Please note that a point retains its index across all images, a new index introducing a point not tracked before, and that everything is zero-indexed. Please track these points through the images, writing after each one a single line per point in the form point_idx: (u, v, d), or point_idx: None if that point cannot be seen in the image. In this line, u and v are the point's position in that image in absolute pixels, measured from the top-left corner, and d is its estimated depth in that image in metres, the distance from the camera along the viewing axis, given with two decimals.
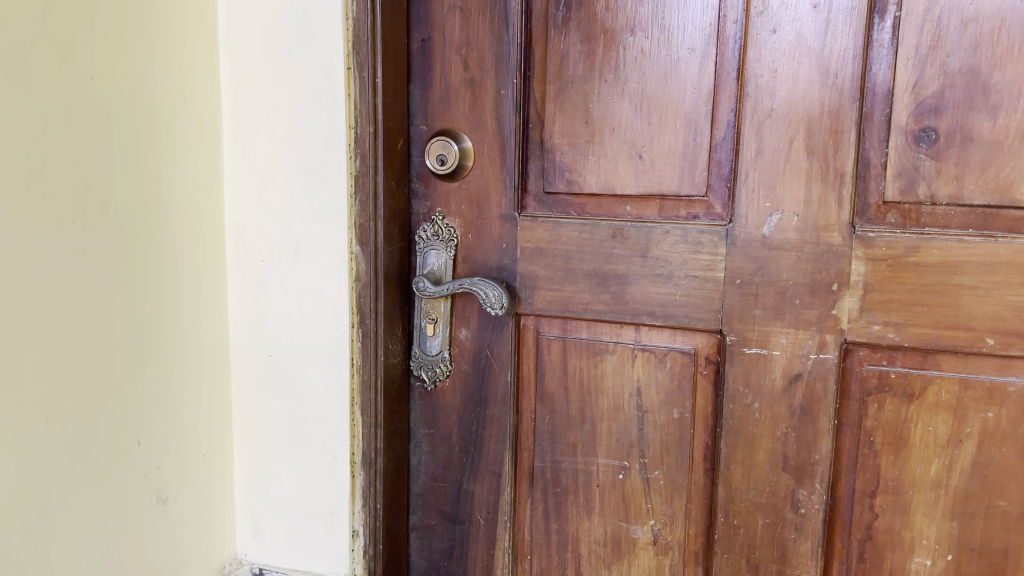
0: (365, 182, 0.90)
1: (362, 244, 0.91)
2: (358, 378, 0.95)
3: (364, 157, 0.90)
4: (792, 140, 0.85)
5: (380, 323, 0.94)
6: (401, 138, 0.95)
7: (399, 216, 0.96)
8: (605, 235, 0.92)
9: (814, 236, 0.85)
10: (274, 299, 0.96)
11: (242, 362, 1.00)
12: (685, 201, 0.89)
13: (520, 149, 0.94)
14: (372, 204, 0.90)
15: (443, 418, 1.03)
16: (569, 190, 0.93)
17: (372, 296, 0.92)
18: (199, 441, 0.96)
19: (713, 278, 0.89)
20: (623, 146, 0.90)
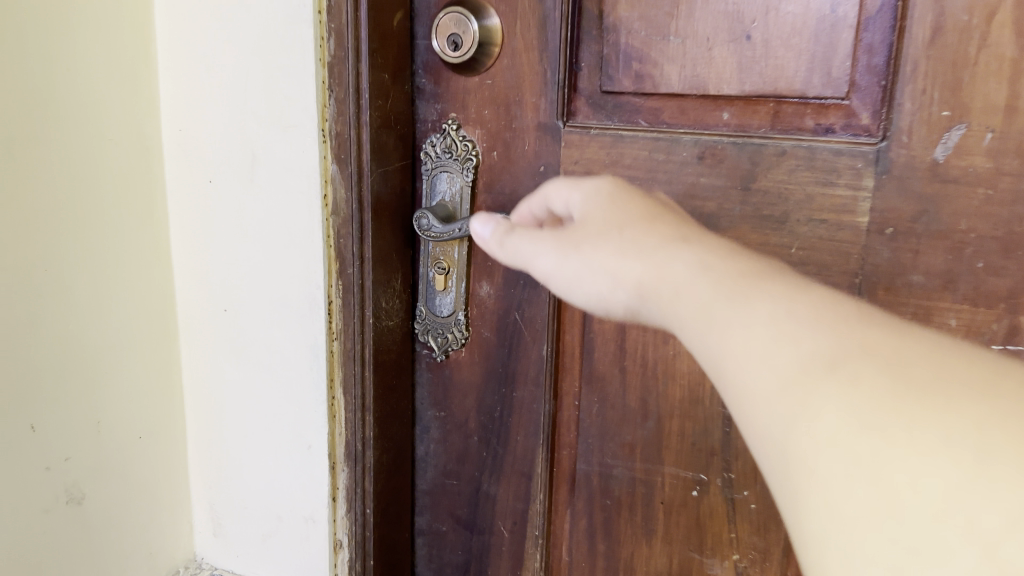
0: (343, 71, 0.63)
1: (340, 161, 0.64)
2: (338, 346, 0.69)
3: (341, 35, 0.62)
4: (993, 9, 0.52)
5: (368, 273, 0.67)
6: (398, 10, 0.66)
7: (396, 124, 0.68)
8: (688, 157, 0.63)
9: (1018, 165, 0.54)
10: (227, 235, 0.70)
11: (191, 317, 0.75)
12: (814, 105, 0.59)
13: (569, 27, 0.64)
14: (354, 104, 0.63)
15: (457, 399, 0.77)
16: (638, 89, 0.64)
17: (355, 237, 0.66)
18: (126, 421, 0.73)
19: (850, 226, 0.59)
20: (722, 22, 0.60)
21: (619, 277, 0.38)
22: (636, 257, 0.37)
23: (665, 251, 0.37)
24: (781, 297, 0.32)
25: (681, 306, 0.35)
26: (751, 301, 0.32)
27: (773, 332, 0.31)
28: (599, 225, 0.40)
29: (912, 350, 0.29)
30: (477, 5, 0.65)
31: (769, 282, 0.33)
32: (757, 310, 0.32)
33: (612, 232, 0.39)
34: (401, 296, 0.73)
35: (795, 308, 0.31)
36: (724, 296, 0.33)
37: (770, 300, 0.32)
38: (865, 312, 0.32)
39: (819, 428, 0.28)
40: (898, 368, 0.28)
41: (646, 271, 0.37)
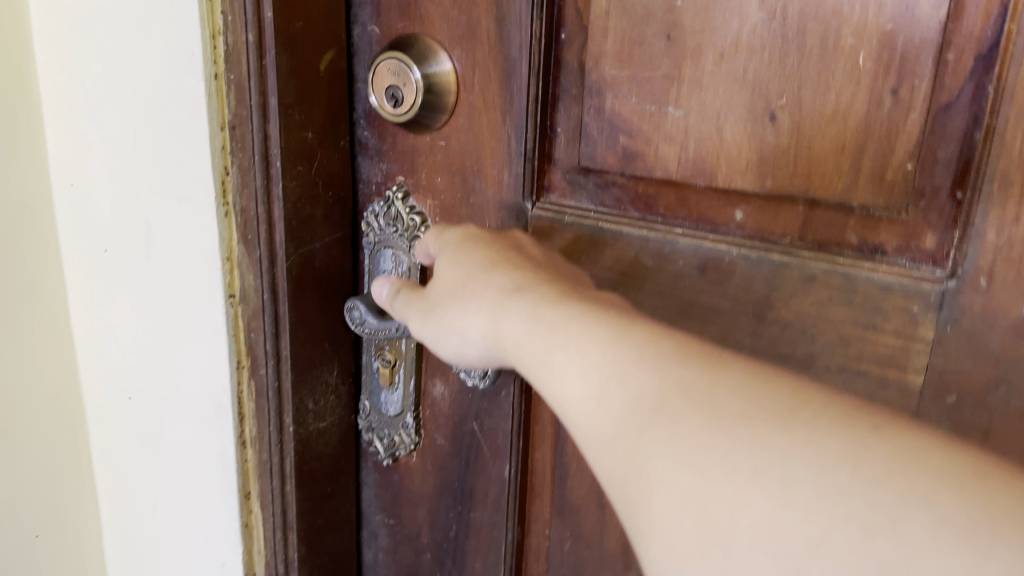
0: (245, 133, 0.49)
1: (246, 243, 0.52)
2: (253, 456, 0.58)
3: (241, 88, 0.48)
4: None
5: (286, 376, 0.55)
6: (329, 48, 0.52)
7: (329, 190, 0.55)
8: (685, 266, 0.47)
9: None
10: (129, 314, 0.58)
11: (96, 400, 0.63)
12: (858, 216, 0.43)
13: (541, 83, 0.49)
14: (261, 173, 0.50)
15: (407, 509, 0.64)
16: (625, 170, 0.48)
17: (268, 333, 0.54)
18: (12, 520, 0.61)
19: (896, 384, 0.43)
20: (738, 93, 0.44)
21: (473, 332, 0.41)
22: (479, 315, 0.40)
23: (498, 292, 0.40)
24: (606, 337, 0.33)
25: (521, 349, 0.37)
26: (575, 338, 0.34)
27: (606, 377, 0.32)
28: (455, 288, 0.42)
29: (743, 400, 0.28)
30: (417, 48, 0.51)
31: (589, 314, 0.35)
32: (589, 352, 0.33)
33: (462, 294, 0.42)
34: (338, 392, 0.60)
35: (619, 350, 0.33)
36: (541, 326, 0.36)
37: (598, 341, 0.33)
38: (699, 353, 0.31)
39: (658, 472, 0.29)
40: (679, 373, 0.31)
41: (492, 327, 0.39)
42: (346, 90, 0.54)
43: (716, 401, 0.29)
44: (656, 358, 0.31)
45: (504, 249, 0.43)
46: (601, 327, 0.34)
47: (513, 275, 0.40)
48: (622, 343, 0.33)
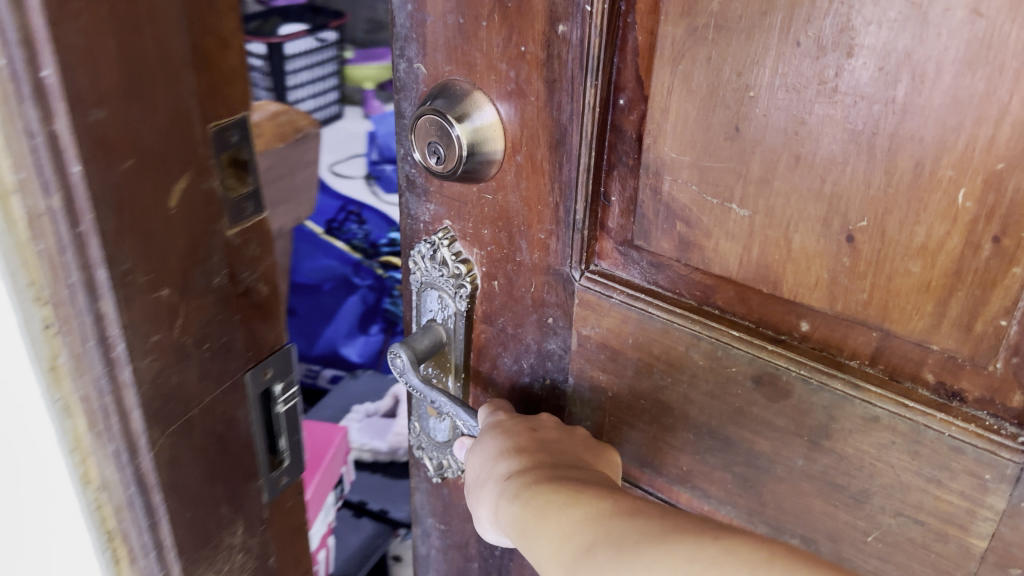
0: (68, 319, 0.42)
1: (94, 434, 0.46)
2: None
3: (52, 270, 0.40)
4: None
5: (171, 558, 0.51)
6: (179, 175, 0.43)
7: (203, 345, 0.48)
8: (738, 373, 0.43)
9: None
10: None
11: None
12: (937, 358, 0.38)
13: (597, 151, 0.44)
14: (101, 361, 0.43)
15: (456, 521, 0.63)
16: (681, 257, 0.44)
17: (138, 525, 0.49)
18: None
19: (955, 542, 0.39)
20: (813, 204, 0.38)
21: (489, 519, 0.44)
22: (487, 503, 0.44)
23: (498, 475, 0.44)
24: (563, 503, 0.38)
25: (514, 532, 0.40)
26: (543, 512, 0.38)
27: (560, 534, 0.37)
28: (477, 470, 0.46)
29: (636, 531, 0.34)
30: (461, 100, 0.46)
31: (555, 488, 0.40)
32: (548, 522, 0.38)
33: (480, 477, 0.45)
34: (248, 546, 0.57)
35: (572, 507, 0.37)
36: (519, 505, 0.40)
37: (557, 508, 0.38)
38: (624, 502, 0.36)
39: None
40: (597, 515, 0.36)
41: (497, 517, 0.43)
42: (212, 217, 0.46)
43: (623, 521, 0.35)
44: (595, 512, 0.36)
45: (515, 422, 0.47)
46: (561, 497, 0.38)
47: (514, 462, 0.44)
48: (575, 505, 0.37)
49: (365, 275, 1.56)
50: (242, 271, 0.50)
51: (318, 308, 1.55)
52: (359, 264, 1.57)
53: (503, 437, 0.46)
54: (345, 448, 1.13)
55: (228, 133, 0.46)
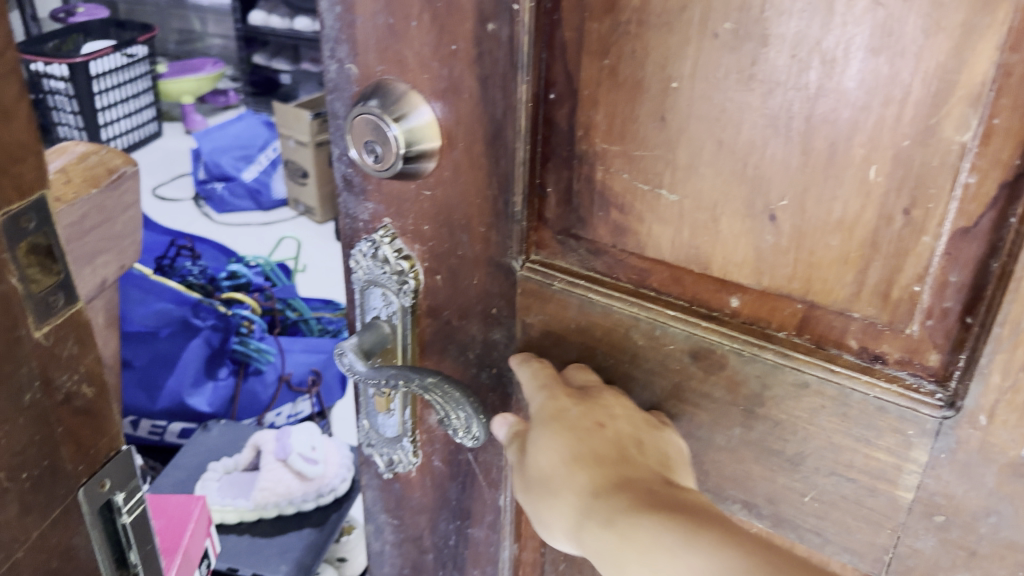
0: None
1: None
2: None
3: None
4: None
5: None
6: None
7: (20, 476, 0.46)
8: (676, 350, 0.45)
9: None
10: None
11: None
12: (860, 325, 0.40)
13: (531, 145, 0.45)
14: None
15: (409, 514, 0.64)
16: (617, 243, 0.45)
17: None
18: None
19: (885, 495, 0.42)
20: (737, 186, 0.40)
21: (567, 525, 0.45)
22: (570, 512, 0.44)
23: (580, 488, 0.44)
24: (679, 541, 0.39)
25: (607, 557, 0.42)
26: (649, 550, 0.39)
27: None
28: (543, 467, 0.46)
29: None
30: (395, 98, 0.47)
31: (657, 518, 0.40)
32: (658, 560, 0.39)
33: (551, 482, 0.45)
34: None
35: (690, 546, 0.38)
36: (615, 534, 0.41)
37: (670, 549, 0.39)
38: (757, 545, 0.37)
39: None
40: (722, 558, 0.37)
41: (581, 530, 0.44)
42: (15, 322, 0.43)
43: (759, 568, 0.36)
44: (721, 558, 0.37)
45: (576, 418, 0.45)
46: (671, 533, 0.39)
47: (595, 477, 0.44)
48: (692, 546, 0.38)
49: (204, 316, 1.54)
50: (59, 377, 0.47)
51: (156, 359, 1.49)
52: (195, 304, 1.53)
53: (576, 437, 0.45)
54: (207, 518, 1.02)
55: (24, 221, 0.43)
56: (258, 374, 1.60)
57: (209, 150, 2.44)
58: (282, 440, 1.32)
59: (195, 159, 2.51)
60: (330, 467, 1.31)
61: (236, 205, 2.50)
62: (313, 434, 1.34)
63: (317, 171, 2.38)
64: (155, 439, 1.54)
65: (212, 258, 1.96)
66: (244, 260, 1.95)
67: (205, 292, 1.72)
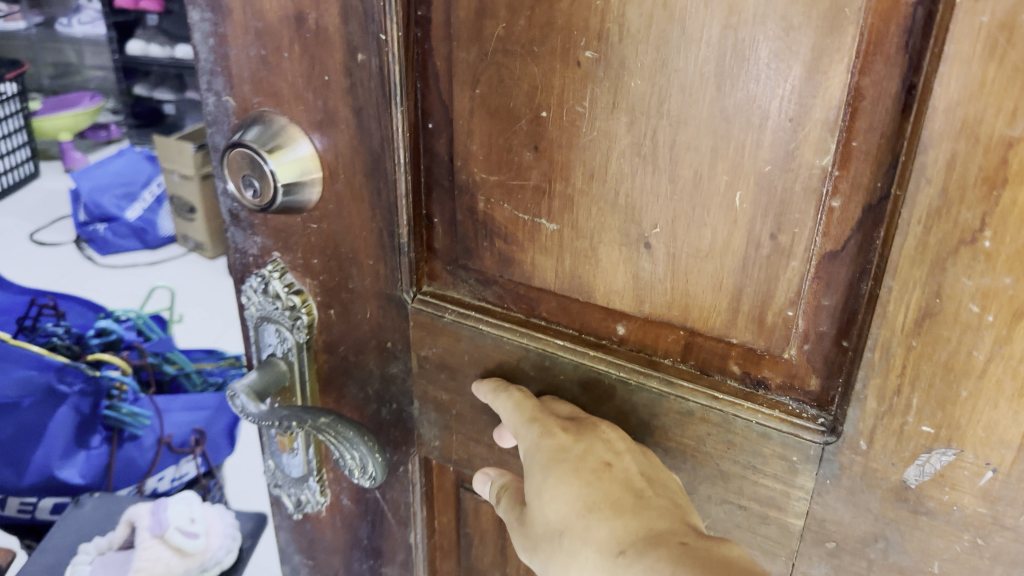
0: None
1: None
2: None
3: None
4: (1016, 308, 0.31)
5: None
6: None
7: None
8: (567, 380, 0.44)
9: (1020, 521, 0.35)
10: None
11: None
12: (741, 350, 0.40)
13: (413, 176, 0.44)
14: None
15: (323, 554, 0.62)
16: (504, 273, 0.44)
17: None
18: None
19: (776, 522, 0.41)
20: (611, 214, 0.39)
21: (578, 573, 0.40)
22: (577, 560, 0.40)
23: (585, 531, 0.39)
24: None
25: None
26: None
27: None
28: (550, 519, 0.41)
29: None
30: (272, 130, 0.45)
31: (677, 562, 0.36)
32: None
33: (562, 538, 0.40)
34: None
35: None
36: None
37: None
38: None
39: None
40: None
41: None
42: None
43: None
44: None
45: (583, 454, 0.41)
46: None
47: (616, 528, 0.39)
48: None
49: (70, 380, 1.22)
50: None
51: (18, 432, 1.20)
52: (61, 368, 1.20)
53: (584, 482, 0.41)
54: None
55: None
56: (136, 439, 1.30)
57: (88, 188, 2.16)
58: (159, 512, 1.09)
59: (75, 200, 2.25)
60: (213, 536, 1.12)
61: (122, 246, 2.26)
62: (191, 504, 1.14)
63: (205, 206, 2.20)
64: (27, 517, 1.29)
65: (79, 315, 1.62)
66: (111, 314, 1.64)
67: (70, 353, 1.42)
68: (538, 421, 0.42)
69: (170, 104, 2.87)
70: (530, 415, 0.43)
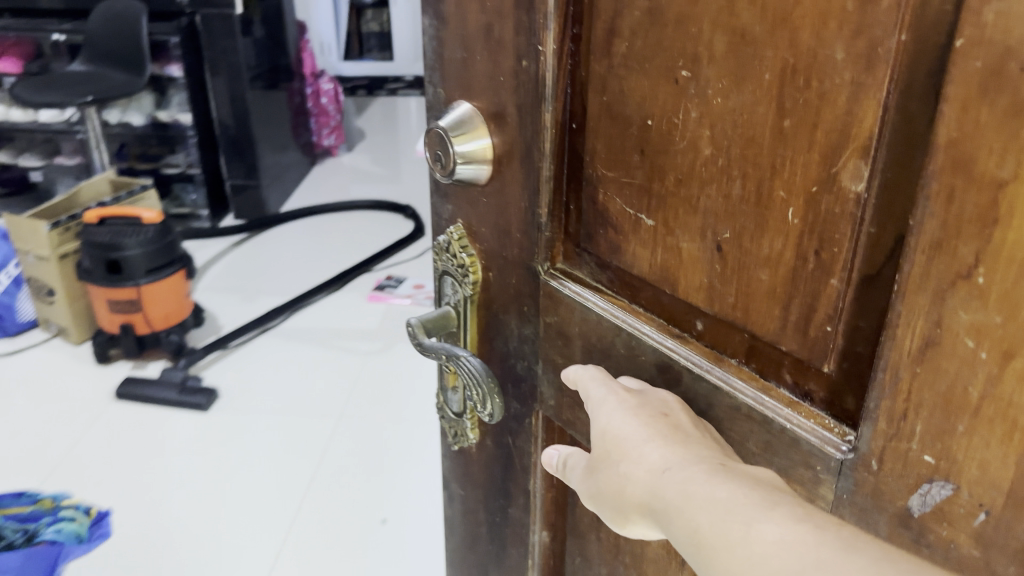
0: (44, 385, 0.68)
1: None
2: None
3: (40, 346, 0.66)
4: (1006, 347, 0.32)
5: None
6: None
7: None
8: (648, 362, 0.50)
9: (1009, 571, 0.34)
10: None
11: None
12: (790, 359, 0.43)
13: (556, 166, 0.52)
14: None
15: (471, 485, 0.73)
16: (614, 259, 0.51)
17: None
18: None
19: None
20: (693, 217, 0.44)
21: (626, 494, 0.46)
22: (628, 478, 0.45)
23: (641, 451, 0.45)
24: (743, 489, 0.40)
25: (668, 511, 0.42)
26: (710, 492, 0.41)
27: (743, 511, 0.39)
28: (614, 448, 0.47)
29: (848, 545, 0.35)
30: (461, 119, 0.56)
31: (722, 474, 0.42)
32: (718, 498, 0.40)
33: (621, 463, 0.46)
34: None
35: (751, 492, 0.40)
36: (681, 486, 0.42)
37: (731, 493, 0.40)
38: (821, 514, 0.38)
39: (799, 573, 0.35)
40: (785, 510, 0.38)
41: (643, 494, 0.44)
42: None
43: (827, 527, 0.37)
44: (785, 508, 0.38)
45: (643, 404, 0.47)
46: (735, 486, 0.40)
47: (666, 453, 0.44)
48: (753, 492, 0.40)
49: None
50: None
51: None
52: None
53: (643, 421, 0.46)
54: None
55: None
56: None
57: None
58: None
59: None
60: None
61: None
62: None
63: (64, 289, 1.93)
64: None
65: None
66: None
67: None
68: (607, 383, 0.50)
69: (36, 168, 2.80)
70: (604, 379, 0.50)
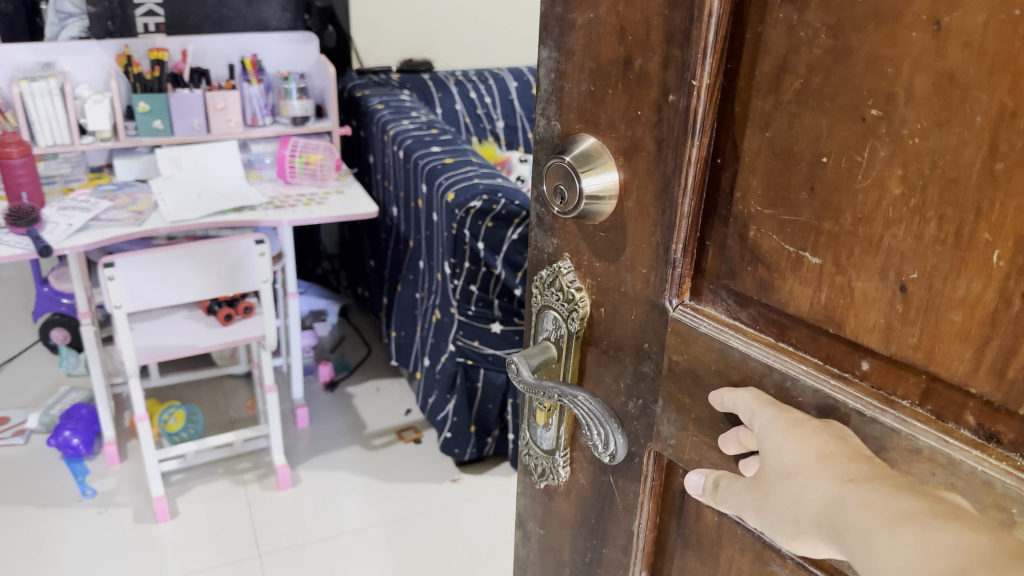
0: None
1: None
2: None
3: None
4: None
5: None
6: None
7: None
8: (804, 402, 0.48)
9: None
10: None
11: None
12: (977, 401, 0.42)
13: (697, 203, 0.52)
14: None
15: (555, 524, 0.71)
16: (763, 298, 0.50)
17: None
18: None
19: None
20: (871, 257, 0.44)
21: (797, 510, 0.45)
22: (804, 496, 0.45)
23: (806, 475, 0.45)
24: (925, 506, 0.39)
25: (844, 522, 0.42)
26: (888, 506, 0.40)
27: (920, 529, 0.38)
28: (789, 462, 0.47)
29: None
30: (590, 154, 0.55)
31: (908, 491, 0.41)
32: (898, 511, 0.40)
33: (797, 475, 0.46)
34: None
35: (934, 509, 0.39)
36: (857, 499, 0.42)
37: (911, 509, 0.39)
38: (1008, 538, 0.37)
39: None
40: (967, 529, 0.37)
41: (818, 506, 0.44)
42: None
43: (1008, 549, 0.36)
44: (966, 528, 0.37)
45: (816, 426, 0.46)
46: (917, 504, 0.40)
47: (849, 467, 0.43)
48: (937, 511, 0.39)
49: None
50: None
51: None
52: None
53: (824, 438, 0.45)
54: None
55: None
56: None
57: None
58: None
59: None
60: None
61: None
62: None
63: None
64: None
65: None
66: None
67: None
68: (777, 404, 0.49)
69: None
70: (772, 401, 0.49)
